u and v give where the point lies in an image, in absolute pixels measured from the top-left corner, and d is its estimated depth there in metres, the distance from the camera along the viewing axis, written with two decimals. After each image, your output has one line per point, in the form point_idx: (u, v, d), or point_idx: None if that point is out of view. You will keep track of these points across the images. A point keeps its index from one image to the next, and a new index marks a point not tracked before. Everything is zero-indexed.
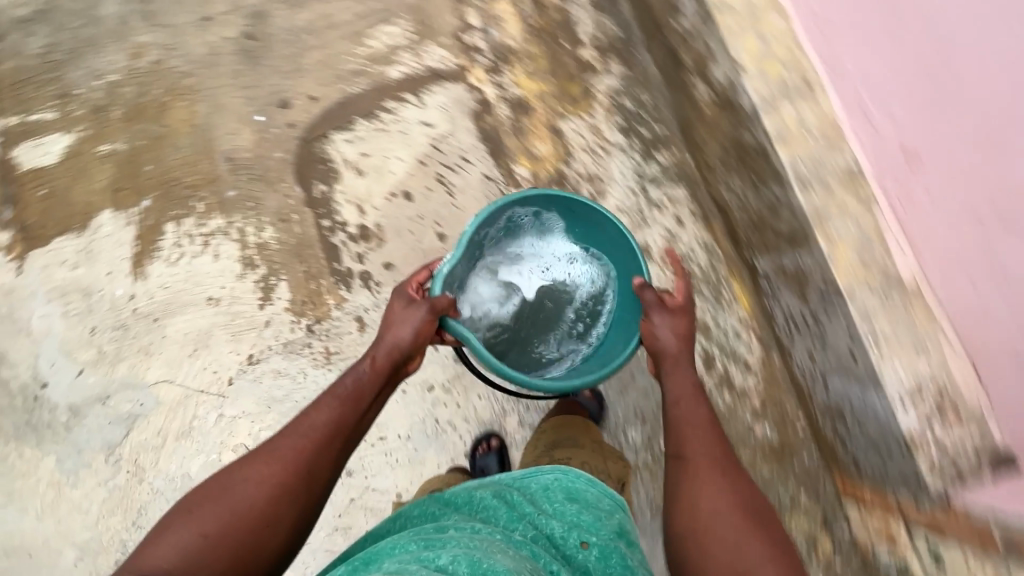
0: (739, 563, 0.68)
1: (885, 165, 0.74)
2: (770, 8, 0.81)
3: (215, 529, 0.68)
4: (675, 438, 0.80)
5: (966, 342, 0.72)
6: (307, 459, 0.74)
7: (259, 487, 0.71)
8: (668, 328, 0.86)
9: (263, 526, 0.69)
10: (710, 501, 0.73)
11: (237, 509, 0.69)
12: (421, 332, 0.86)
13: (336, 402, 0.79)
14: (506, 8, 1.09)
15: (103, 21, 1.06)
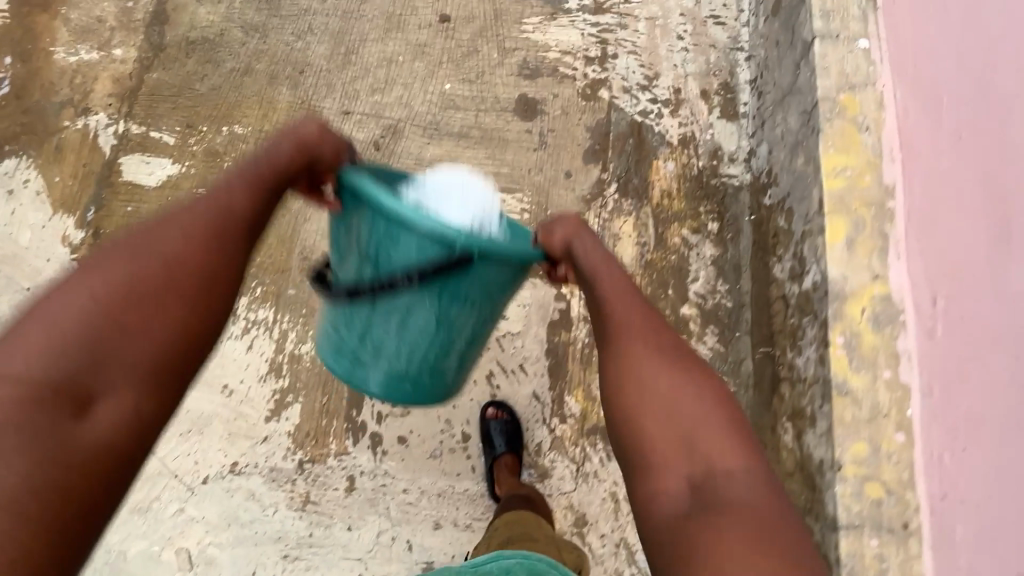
0: (677, 415, 0.49)
1: None
2: (894, 420, 0.73)
3: (140, 316, 0.44)
4: (598, 312, 0.59)
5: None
6: (236, 228, 0.53)
7: (182, 258, 0.48)
8: (560, 240, 0.65)
9: (214, 312, 0.48)
10: (640, 366, 0.52)
11: (159, 284, 0.46)
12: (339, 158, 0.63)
13: (245, 184, 0.57)
14: (626, 231, 1.08)
15: (256, 74, 1.23)
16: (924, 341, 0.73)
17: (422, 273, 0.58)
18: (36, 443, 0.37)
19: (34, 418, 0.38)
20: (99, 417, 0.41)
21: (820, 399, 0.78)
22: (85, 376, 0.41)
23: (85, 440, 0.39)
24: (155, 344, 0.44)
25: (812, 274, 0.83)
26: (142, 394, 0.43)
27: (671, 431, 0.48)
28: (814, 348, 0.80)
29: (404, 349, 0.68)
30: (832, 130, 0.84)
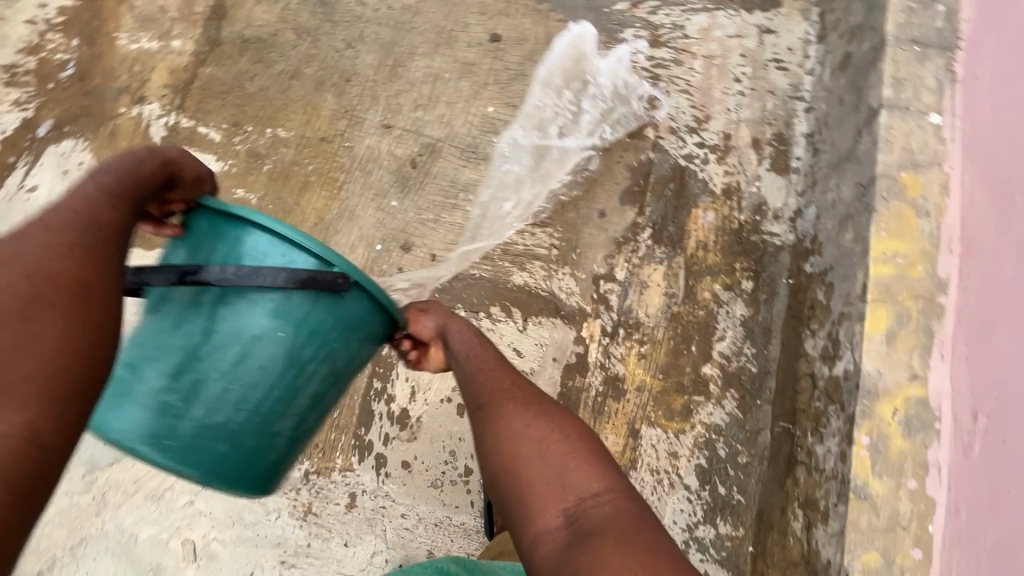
0: (548, 457, 0.56)
1: None
2: (913, 535, 0.69)
3: (6, 335, 0.41)
4: (472, 389, 0.68)
5: None
6: (105, 238, 0.50)
7: (49, 270, 0.45)
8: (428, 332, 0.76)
9: (98, 321, 0.45)
10: (513, 423, 0.60)
11: (27, 297, 0.43)
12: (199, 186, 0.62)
13: (103, 193, 0.53)
14: (655, 280, 1.05)
15: (303, 78, 1.24)
16: (957, 457, 0.69)
17: (287, 283, 0.56)
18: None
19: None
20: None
21: (834, 497, 0.74)
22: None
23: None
24: (37, 358, 0.41)
25: (844, 361, 0.79)
26: (30, 415, 0.39)
27: (548, 467, 0.55)
28: (837, 441, 0.76)
29: (232, 389, 0.60)
30: (888, 211, 0.79)
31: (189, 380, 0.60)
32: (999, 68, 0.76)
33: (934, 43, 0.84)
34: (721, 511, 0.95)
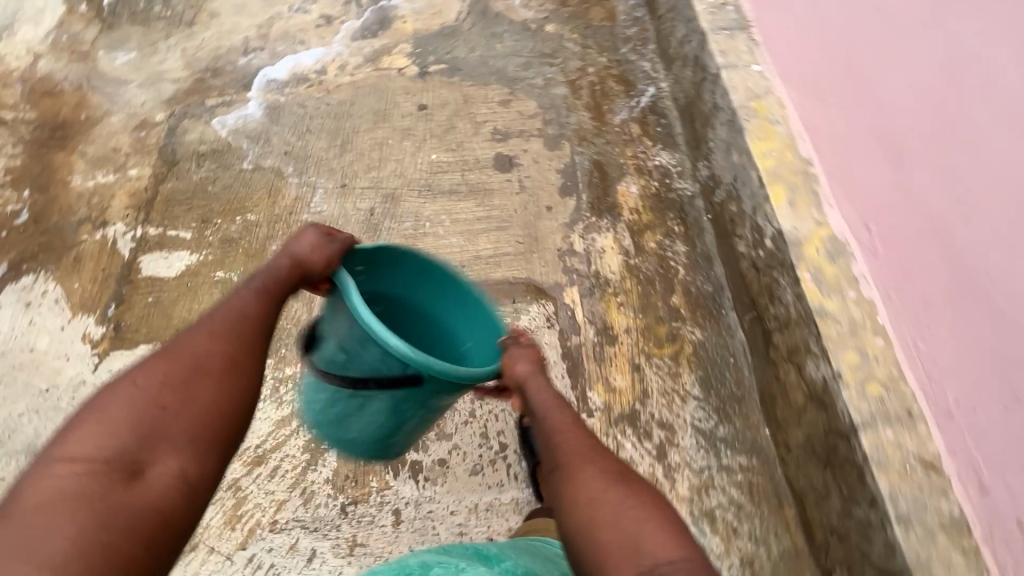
0: (621, 523, 0.62)
1: (995, 529, 0.70)
2: (871, 329, 0.86)
3: (173, 400, 0.62)
4: (551, 446, 0.74)
5: (960, 413, 0.75)
6: (245, 326, 0.71)
7: (205, 354, 0.67)
8: (526, 365, 0.79)
9: (229, 392, 0.65)
10: (591, 486, 0.67)
11: (185, 378, 0.64)
12: (332, 262, 0.80)
13: (255, 294, 0.75)
14: (609, 244, 1.24)
15: (264, 171, 1.40)
16: (872, 262, 0.88)
17: (376, 382, 0.78)
18: (96, 509, 0.55)
19: (86, 491, 0.56)
20: (148, 482, 0.58)
21: (807, 329, 0.91)
22: (135, 449, 0.59)
23: (131, 502, 0.56)
24: (189, 420, 0.62)
25: (770, 234, 1.00)
26: (178, 462, 0.60)
27: (621, 531, 0.62)
28: (790, 291, 0.95)
29: (362, 423, 0.86)
30: (753, 127, 1.07)
31: (337, 413, 0.87)
32: (781, 27, 1.11)
33: (735, 27, 1.21)
34: (731, 408, 1.06)
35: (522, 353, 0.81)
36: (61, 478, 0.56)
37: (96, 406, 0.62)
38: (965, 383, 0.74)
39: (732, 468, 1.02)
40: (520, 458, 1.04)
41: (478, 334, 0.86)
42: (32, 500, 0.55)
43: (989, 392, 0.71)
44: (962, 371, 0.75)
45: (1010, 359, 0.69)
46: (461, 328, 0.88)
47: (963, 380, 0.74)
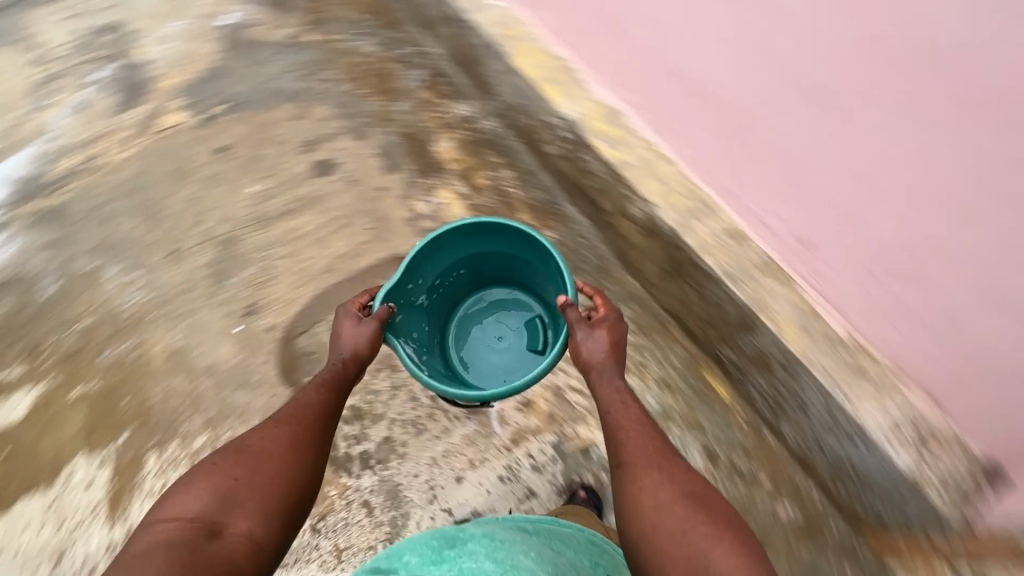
0: (687, 531, 0.83)
1: (791, 253, 0.91)
2: (659, 159, 1.05)
3: (243, 475, 0.89)
4: (619, 444, 0.96)
5: (741, 187, 0.94)
6: (309, 417, 0.99)
7: (270, 443, 0.93)
8: (598, 343, 1.05)
9: (289, 467, 0.91)
10: (656, 495, 0.88)
11: (253, 461, 0.90)
12: (373, 342, 1.09)
13: (319, 387, 1.04)
14: (450, 197, 1.39)
15: (76, 274, 1.29)
16: (639, 110, 1.05)
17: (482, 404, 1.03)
18: (189, 556, 0.77)
19: (183, 542, 0.79)
20: (225, 540, 0.81)
21: (620, 183, 1.09)
22: (215, 514, 0.83)
23: (209, 554, 0.78)
24: (259, 489, 0.87)
25: (561, 126, 1.15)
26: (247, 520, 0.84)
27: (684, 538, 0.82)
28: (596, 162, 1.12)
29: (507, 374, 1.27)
30: (510, 45, 1.16)
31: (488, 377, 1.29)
32: None
33: None
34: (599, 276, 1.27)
35: (602, 329, 1.06)
36: (167, 533, 0.81)
37: (191, 483, 0.88)
38: (735, 164, 0.93)
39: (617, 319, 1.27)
40: (449, 396, 1.13)
41: (535, 254, 1.27)
42: (144, 552, 0.78)
43: (753, 160, 0.90)
44: (728, 157, 0.94)
45: (755, 130, 0.87)
46: (532, 259, 1.30)
47: (733, 163, 0.94)
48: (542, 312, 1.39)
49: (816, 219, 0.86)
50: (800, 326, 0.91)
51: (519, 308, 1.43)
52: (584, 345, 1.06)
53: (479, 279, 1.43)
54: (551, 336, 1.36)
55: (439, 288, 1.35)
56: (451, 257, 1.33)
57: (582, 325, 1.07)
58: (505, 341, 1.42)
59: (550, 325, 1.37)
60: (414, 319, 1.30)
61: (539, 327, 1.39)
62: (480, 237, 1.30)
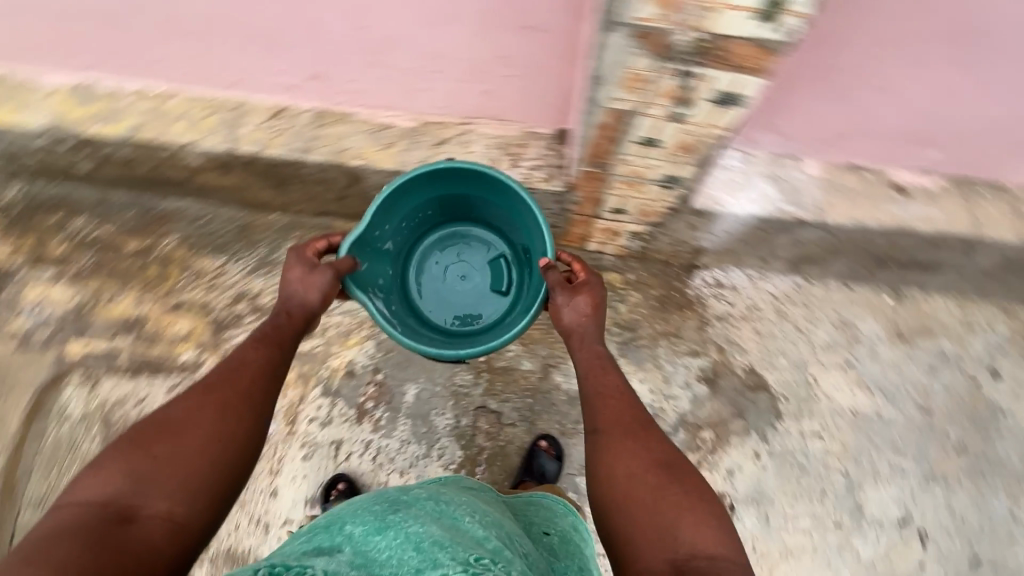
0: (660, 505, 0.62)
1: (322, 95, 0.94)
2: (164, 101, 0.97)
3: (163, 450, 0.58)
4: (589, 409, 0.76)
5: (238, 72, 0.92)
6: (247, 383, 0.68)
7: (200, 404, 0.63)
8: (579, 309, 0.83)
9: (229, 442, 0.62)
10: (628, 460, 0.67)
11: (183, 425, 0.61)
12: (328, 296, 0.83)
13: (256, 346, 0.74)
14: (39, 288, 1.13)
15: None
16: (104, 71, 0.95)
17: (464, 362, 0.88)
18: (95, 545, 0.49)
19: (89, 530, 0.51)
20: (143, 526, 0.53)
21: (153, 148, 0.99)
22: (128, 494, 0.54)
23: (127, 543, 0.51)
24: (188, 467, 0.58)
25: (54, 138, 0.99)
26: (170, 502, 0.56)
27: (659, 514, 0.60)
28: (116, 146, 0.99)
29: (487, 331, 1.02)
30: None
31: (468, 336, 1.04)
32: None
33: None
34: (246, 236, 1.16)
35: (578, 294, 0.84)
36: (69, 517, 0.52)
37: (104, 454, 0.58)
38: (211, 59, 0.90)
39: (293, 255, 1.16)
40: None
41: (508, 196, 0.94)
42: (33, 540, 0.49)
43: (214, 44, 0.87)
44: (200, 56, 0.90)
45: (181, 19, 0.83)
46: (479, 184, 0.96)
47: (207, 58, 0.90)
48: (509, 250, 1.09)
49: (297, 56, 0.87)
50: (378, 145, 0.95)
51: (485, 245, 1.11)
52: (566, 315, 0.84)
53: (446, 217, 1.08)
54: (518, 276, 1.07)
55: (406, 225, 1.02)
56: (419, 201, 0.99)
57: (563, 290, 0.84)
58: (472, 287, 1.11)
59: (516, 264, 1.07)
60: (375, 268, 0.98)
61: (506, 266, 1.09)
62: (448, 181, 0.96)
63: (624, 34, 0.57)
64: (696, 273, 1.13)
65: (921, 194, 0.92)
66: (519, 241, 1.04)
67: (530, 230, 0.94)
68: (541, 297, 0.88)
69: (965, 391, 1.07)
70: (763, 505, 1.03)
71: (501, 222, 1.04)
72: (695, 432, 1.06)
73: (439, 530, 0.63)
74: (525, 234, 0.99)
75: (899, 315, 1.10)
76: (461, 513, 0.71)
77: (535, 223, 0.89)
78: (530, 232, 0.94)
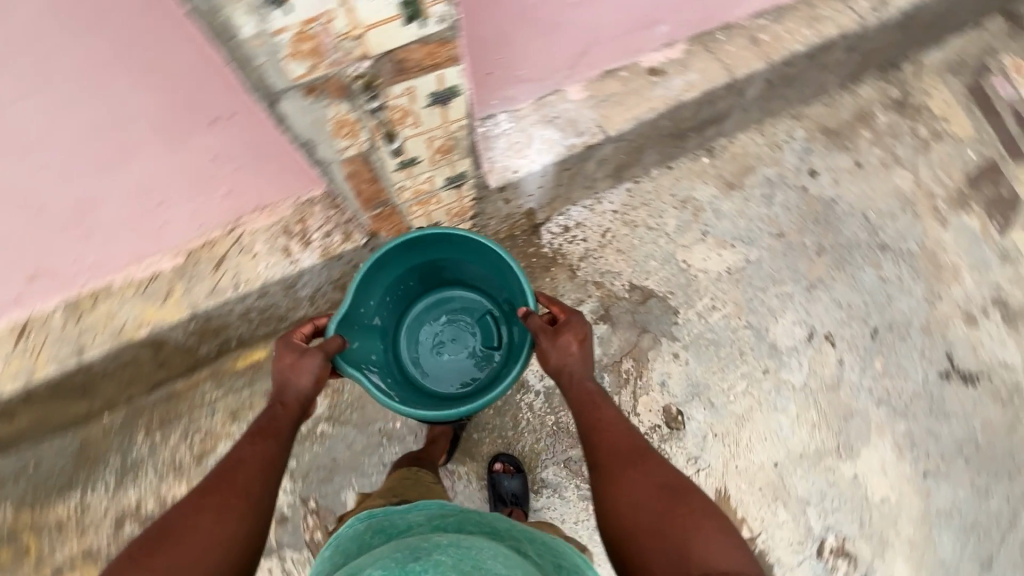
0: (667, 525, 0.62)
1: (57, 288, 0.80)
2: None
3: (160, 560, 0.54)
4: (590, 444, 0.76)
5: None
6: (250, 476, 0.63)
7: (202, 505, 0.59)
8: (568, 348, 0.80)
9: (233, 543, 0.58)
10: (633, 489, 0.68)
11: (185, 530, 0.57)
12: (323, 377, 0.74)
13: (253, 439, 0.68)
14: None
15: None
16: None
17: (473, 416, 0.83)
18: None
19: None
20: None
21: None
22: None
23: None
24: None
25: None
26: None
27: (668, 535, 0.61)
28: None
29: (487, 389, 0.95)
30: None
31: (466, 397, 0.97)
32: None
33: None
34: (86, 457, 1.01)
35: (564, 330, 0.80)
36: None
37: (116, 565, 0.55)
38: None
39: (148, 446, 1.02)
40: None
41: (490, 257, 0.91)
42: None
43: None
44: None
45: None
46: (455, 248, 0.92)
47: None
48: (496, 308, 1.03)
49: None
50: (155, 301, 0.84)
51: (469, 309, 1.06)
52: (554, 357, 0.80)
53: (427, 285, 1.02)
54: (508, 333, 1.01)
55: (388, 299, 0.96)
56: (400, 273, 0.94)
57: (546, 335, 0.81)
58: (465, 353, 1.04)
59: (505, 321, 1.01)
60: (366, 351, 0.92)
61: (495, 324, 1.03)
62: (429, 251, 0.91)
63: (295, 96, 0.54)
64: (540, 226, 1.13)
65: (675, 66, 0.96)
66: (503, 296, 0.99)
67: (515, 286, 0.91)
68: (530, 341, 0.86)
69: (800, 203, 1.17)
70: (703, 394, 1.09)
71: (484, 283, 1.00)
72: (618, 368, 1.09)
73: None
74: (507, 288, 0.94)
75: (720, 171, 1.18)
76: (497, 556, 0.62)
77: (516, 274, 0.87)
78: (513, 285, 0.90)
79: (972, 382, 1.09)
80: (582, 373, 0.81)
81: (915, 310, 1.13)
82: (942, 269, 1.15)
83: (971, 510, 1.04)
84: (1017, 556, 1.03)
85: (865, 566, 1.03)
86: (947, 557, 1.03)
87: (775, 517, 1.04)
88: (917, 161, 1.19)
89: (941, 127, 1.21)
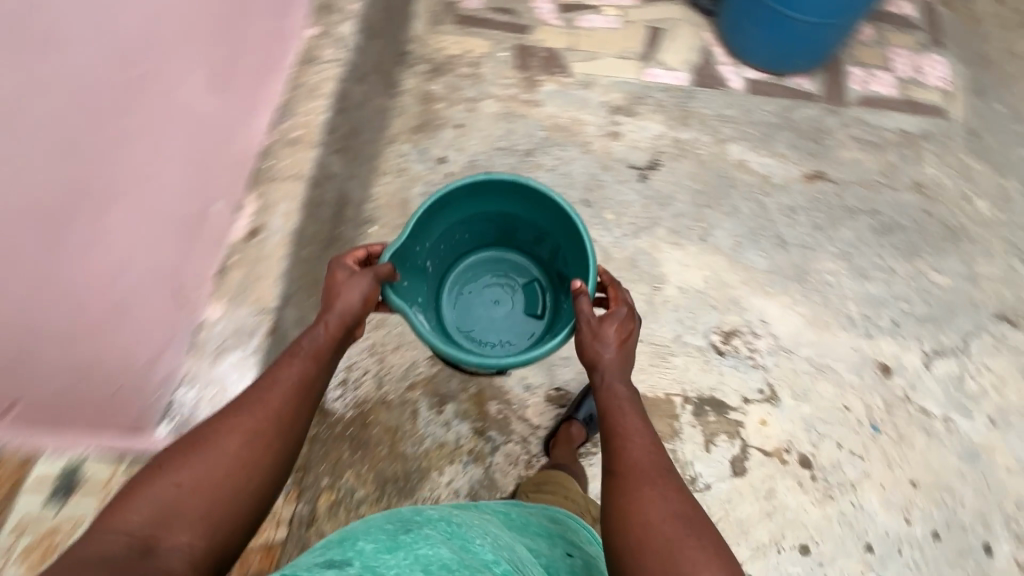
0: (675, 542, 0.62)
1: None
2: None
3: (190, 475, 0.59)
4: (617, 433, 0.75)
5: None
6: (297, 396, 0.69)
7: (253, 428, 0.64)
8: (608, 346, 0.82)
9: (263, 462, 0.63)
10: (650, 505, 0.66)
11: (228, 461, 0.61)
12: (369, 299, 0.79)
13: (302, 359, 0.72)
14: None
15: None
16: None
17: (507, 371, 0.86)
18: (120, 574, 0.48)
19: (119, 559, 0.50)
20: (165, 554, 0.52)
21: None
22: (152, 531, 0.54)
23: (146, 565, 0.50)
24: (214, 496, 0.58)
25: None
26: (191, 535, 0.56)
27: (671, 553, 0.61)
28: None
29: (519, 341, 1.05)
30: None
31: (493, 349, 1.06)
32: None
33: None
34: None
35: (609, 327, 0.84)
36: (115, 539, 0.52)
37: (166, 467, 0.59)
38: None
39: None
40: None
41: (560, 229, 1.02)
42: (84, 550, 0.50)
43: None
44: None
45: None
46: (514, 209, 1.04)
47: None
48: (543, 276, 1.15)
49: None
50: None
51: (517, 275, 1.17)
52: (590, 349, 0.83)
53: (486, 239, 1.15)
54: (552, 300, 1.12)
55: (441, 246, 1.07)
56: (458, 214, 1.06)
57: (593, 320, 0.84)
58: (503, 316, 1.14)
59: (550, 290, 1.13)
60: (414, 286, 1.02)
61: (540, 290, 1.15)
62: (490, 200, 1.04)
63: None
64: (330, 403, 1.07)
65: (264, 210, 0.97)
66: (555, 266, 1.11)
67: (576, 259, 1.02)
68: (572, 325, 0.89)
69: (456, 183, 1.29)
70: (554, 360, 1.14)
71: (542, 252, 1.11)
72: (493, 416, 1.10)
73: (448, 557, 0.59)
74: (563, 257, 1.06)
75: (390, 223, 1.23)
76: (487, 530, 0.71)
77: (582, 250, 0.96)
78: (576, 256, 1.01)
79: (657, 166, 1.32)
80: (618, 374, 0.82)
81: (586, 165, 1.32)
82: (569, 129, 1.36)
83: (741, 226, 1.26)
84: (787, 220, 1.27)
85: (746, 325, 1.17)
86: (767, 265, 1.22)
87: (677, 367, 1.13)
88: (484, 90, 1.40)
89: (472, 57, 1.43)
